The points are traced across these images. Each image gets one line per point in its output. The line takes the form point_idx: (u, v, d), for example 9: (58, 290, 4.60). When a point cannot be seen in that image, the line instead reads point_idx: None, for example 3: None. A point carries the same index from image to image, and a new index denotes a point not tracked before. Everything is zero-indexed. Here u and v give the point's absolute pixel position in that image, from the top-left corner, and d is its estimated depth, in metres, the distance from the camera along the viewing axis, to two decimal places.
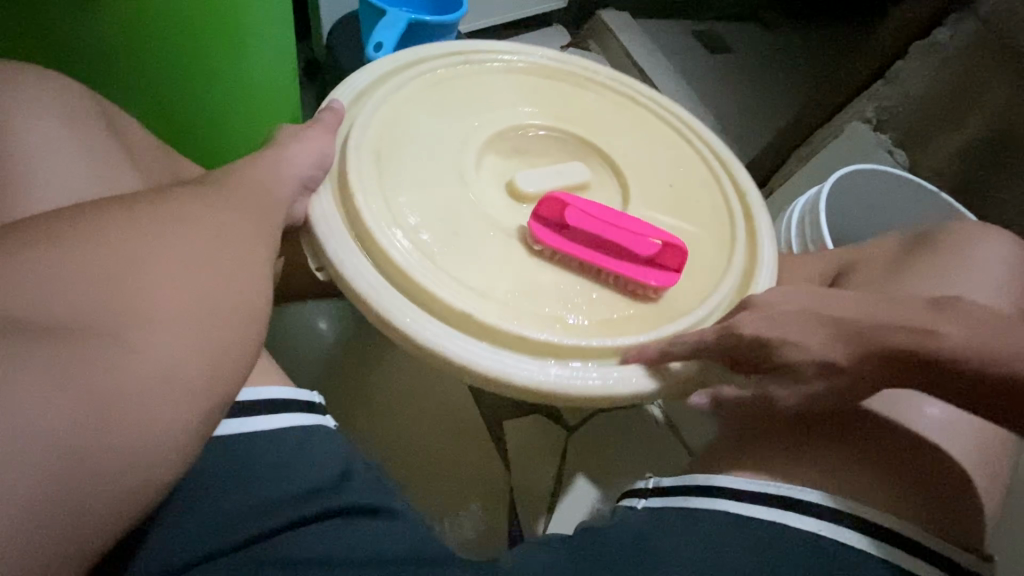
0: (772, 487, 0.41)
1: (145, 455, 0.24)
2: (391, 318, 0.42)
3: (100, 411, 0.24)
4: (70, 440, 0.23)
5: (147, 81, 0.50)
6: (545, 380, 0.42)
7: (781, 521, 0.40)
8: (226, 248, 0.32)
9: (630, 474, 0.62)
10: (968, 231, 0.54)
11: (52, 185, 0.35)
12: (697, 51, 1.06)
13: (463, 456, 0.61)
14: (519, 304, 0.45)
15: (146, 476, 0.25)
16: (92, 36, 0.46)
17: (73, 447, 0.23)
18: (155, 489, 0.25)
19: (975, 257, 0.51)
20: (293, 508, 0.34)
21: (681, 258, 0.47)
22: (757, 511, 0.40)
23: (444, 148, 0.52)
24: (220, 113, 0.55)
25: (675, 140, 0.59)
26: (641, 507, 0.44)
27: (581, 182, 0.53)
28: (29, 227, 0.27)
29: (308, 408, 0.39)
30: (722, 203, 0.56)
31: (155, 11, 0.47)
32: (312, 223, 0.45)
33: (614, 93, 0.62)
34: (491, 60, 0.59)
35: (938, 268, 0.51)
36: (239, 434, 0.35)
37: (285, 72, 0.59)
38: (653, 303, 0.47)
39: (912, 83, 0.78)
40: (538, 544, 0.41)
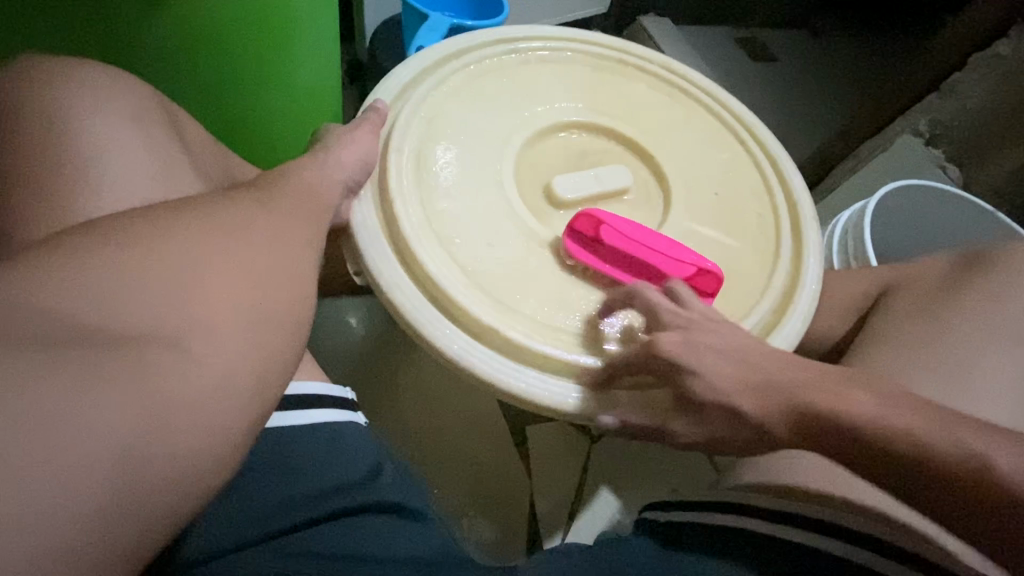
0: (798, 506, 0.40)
1: (199, 458, 0.25)
2: (425, 330, 0.44)
3: (157, 413, 0.24)
4: (129, 440, 0.23)
5: (204, 79, 0.53)
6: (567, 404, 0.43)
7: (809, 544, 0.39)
8: (274, 250, 0.33)
9: (652, 490, 0.61)
10: None
11: (119, 187, 0.37)
12: (740, 57, 1.04)
13: (484, 460, 0.61)
14: (551, 317, 0.45)
15: (199, 478, 0.25)
16: (156, 37, 0.49)
17: (131, 446, 0.23)
18: (208, 490, 0.26)
19: None
20: (329, 502, 0.35)
21: (715, 285, 0.47)
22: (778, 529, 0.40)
23: (485, 153, 0.52)
24: (268, 113, 0.57)
25: (725, 143, 0.58)
26: (664, 520, 0.43)
27: (619, 189, 0.53)
28: (100, 229, 0.29)
29: (340, 404, 0.40)
30: (767, 212, 0.55)
31: (211, 15, 0.49)
32: (353, 229, 0.46)
33: (661, 91, 0.60)
34: (540, 57, 0.59)
35: (994, 290, 0.48)
36: (279, 429, 0.36)
37: (333, 67, 0.60)
38: None
39: (969, 96, 0.75)
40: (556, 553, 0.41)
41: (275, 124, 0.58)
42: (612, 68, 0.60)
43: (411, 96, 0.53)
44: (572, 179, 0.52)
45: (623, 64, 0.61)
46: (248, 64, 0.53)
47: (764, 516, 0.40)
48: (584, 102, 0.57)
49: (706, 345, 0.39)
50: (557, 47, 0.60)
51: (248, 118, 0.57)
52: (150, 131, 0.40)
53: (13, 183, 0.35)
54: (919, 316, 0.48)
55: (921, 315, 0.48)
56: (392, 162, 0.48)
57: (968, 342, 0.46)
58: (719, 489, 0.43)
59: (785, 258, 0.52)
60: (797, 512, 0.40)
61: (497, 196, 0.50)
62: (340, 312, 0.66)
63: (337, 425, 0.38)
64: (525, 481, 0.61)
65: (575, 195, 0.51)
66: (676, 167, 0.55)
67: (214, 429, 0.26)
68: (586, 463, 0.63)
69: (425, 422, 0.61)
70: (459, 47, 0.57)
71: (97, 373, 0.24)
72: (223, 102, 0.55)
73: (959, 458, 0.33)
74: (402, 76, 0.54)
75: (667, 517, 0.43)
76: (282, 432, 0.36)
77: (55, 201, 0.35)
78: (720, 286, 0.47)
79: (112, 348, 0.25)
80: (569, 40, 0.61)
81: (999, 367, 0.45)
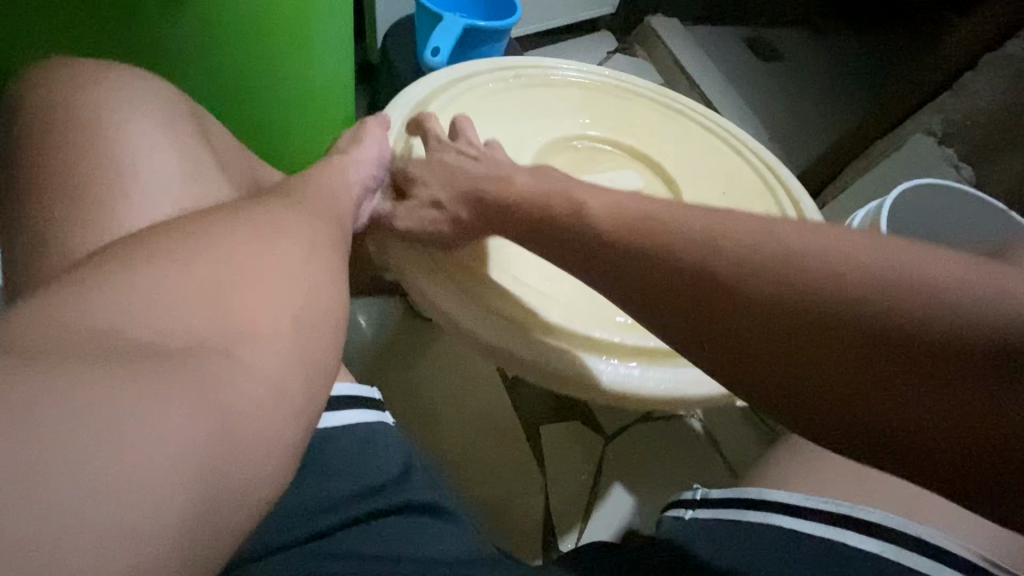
0: (831, 504, 0.40)
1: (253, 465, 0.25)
2: (453, 317, 0.44)
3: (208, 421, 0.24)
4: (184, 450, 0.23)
5: (226, 84, 0.53)
6: (604, 378, 0.44)
7: (843, 541, 0.38)
8: (307, 252, 0.33)
9: (667, 486, 0.62)
10: None
11: (152, 192, 0.37)
12: (748, 58, 1.04)
13: (500, 458, 0.61)
14: (579, 304, 0.47)
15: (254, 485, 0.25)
16: (180, 43, 0.49)
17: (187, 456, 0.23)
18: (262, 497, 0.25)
19: None
20: (367, 503, 0.36)
21: None
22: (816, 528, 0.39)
23: (499, 156, 0.53)
24: (287, 116, 0.58)
25: (726, 147, 0.59)
26: (689, 517, 0.43)
27: (631, 190, 0.53)
28: (141, 241, 0.29)
29: (370, 406, 0.39)
30: (778, 210, 0.55)
31: (233, 19, 0.49)
32: (379, 227, 0.46)
33: (664, 100, 0.61)
34: (539, 70, 0.60)
35: None
36: (321, 430, 0.36)
37: (343, 70, 0.60)
38: None
39: (983, 95, 0.75)
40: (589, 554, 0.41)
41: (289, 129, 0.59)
42: (612, 79, 0.61)
43: (422, 107, 0.53)
44: (587, 179, 0.53)
45: (620, 78, 0.62)
46: (269, 68, 0.53)
47: (800, 515, 0.40)
48: (590, 110, 0.58)
49: (439, 161, 0.45)
50: (556, 64, 0.61)
51: (268, 123, 0.57)
52: (177, 140, 0.40)
53: (50, 196, 0.35)
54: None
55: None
56: (413, 160, 0.49)
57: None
58: (749, 487, 0.43)
59: None
60: (830, 510, 0.40)
61: None
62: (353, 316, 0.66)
63: (375, 428, 0.38)
64: (541, 479, 0.61)
65: (589, 194, 0.52)
66: (681, 171, 0.56)
67: (266, 435, 0.26)
68: (600, 461, 0.63)
69: (443, 419, 0.62)
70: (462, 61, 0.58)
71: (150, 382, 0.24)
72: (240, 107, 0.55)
73: None
74: (413, 87, 0.55)
75: (693, 515, 0.43)
76: (321, 434, 0.36)
77: (90, 206, 0.35)
78: None
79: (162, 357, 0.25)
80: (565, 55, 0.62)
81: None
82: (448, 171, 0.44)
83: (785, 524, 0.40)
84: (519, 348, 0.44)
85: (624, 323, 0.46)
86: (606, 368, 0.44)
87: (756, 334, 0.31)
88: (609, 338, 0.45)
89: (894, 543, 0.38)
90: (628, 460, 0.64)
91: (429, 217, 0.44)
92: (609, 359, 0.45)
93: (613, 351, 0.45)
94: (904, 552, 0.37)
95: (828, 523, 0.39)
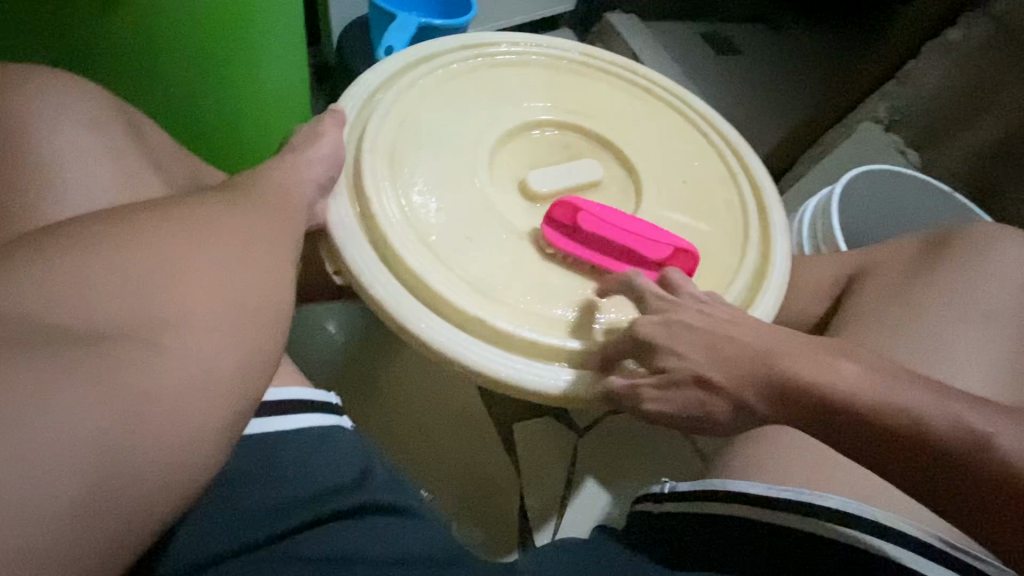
0: (795, 492, 0.39)
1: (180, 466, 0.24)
2: (405, 323, 0.43)
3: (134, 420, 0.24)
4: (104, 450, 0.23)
5: (167, 87, 0.51)
6: (557, 386, 0.43)
7: (804, 527, 0.38)
8: (249, 249, 0.32)
9: (642, 480, 0.62)
10: (985, 233, 0.53)
11: (81, 191, 0.36)
12: (707, 52, 1.06)
13: (473, 458, 0.61)
14: (537, 308, 0.46)
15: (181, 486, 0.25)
16: (116, 47, 0.47)
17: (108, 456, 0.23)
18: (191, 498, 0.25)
19: (995, 261, 0.50)
20: (308, 508, 0.34)
21: (691, 264, 0.47)
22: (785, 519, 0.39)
23: (459, 149, 0.52)
24: (234, 117, 0.56)
25: (690, 134, 0.59)
26: (657, 511, 0.43)
27: (592, 181, 0.53)
28: (61, 232, 0.28)
29: (324, 409, 0.38)
30: (737, 199, 0.56)
31: (171, 19, 0.47)
32: (330, 228, 0.45)
33: (627, 88, 0.61)
34: (504, 55, 0.59)
35: (956, 272, 0.50)
36: (248, 436, 0.34)
37: (294, 69, 0.59)
38: None
39: (924, 84, 0.77)
40: (551, 548, 0.41)
41: (237, 128, 0.57)
42: (578, 63, 0.61)
43: (380, 96, 0.53)
44: (546, 172, 0.52)
45: (587, 62, 0.61)
46: (213, 69, 0.52)
47: (762, 504, 0.40)
48: (552, 99, 0.58)
49: (680, 322, 0.39)
50: (521, 48, 0.60)
51: (215, 126, 0.56)
52: (107, 135, 0.39)
53: None
54: (890, 304, 0.50)
55: (890, 303, 0.50)
56: (366, 159, 0.48)
57: (940, 328, 0.47)
58: (715, 478, 0.43)
59: (756, 242, 0.53)
60: (796, 499, 0.39)
61: (474, 192, 0.50)
62: (320, 322, 0.65)
63: (312, 429, 0.37)
64: (514, 479, 0.61)
65: (549, 187, 0.51)
66: (643, 159, 0.56)
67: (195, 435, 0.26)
68: (574, 459, 0.63)
69: (412, 422, 0.61)
70: (423, 49, 0.57)
71: (78, 382, 0.24)
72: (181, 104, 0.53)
73: (953, 430, 0.33)
74: (371, 76, 0.54)
75: (664, 508, 0.43)
76: (261, 438, 0.35)
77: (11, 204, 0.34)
78: (696, 266, 0.48)
79: (90, 358, 0.24)
80: (531, 38, 0.61)
81: (971, 349, 0.46)
82: (704, 338, 0.38)
83: (750, 514, 0.40)
84: (473, 355, 0.43)
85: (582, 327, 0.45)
86: (560, 377, 0.43)
87: (884, 438, 0.34)
88: (562, 344, 0.44)
89: (859, 529, 0.38)
90: (599, 457, 0.64)
91: (688, 397, 0.38)
92: (563, 368, 0.44)
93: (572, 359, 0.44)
94: (865, 536, 0.37)
95: (803, 514, 0.39)
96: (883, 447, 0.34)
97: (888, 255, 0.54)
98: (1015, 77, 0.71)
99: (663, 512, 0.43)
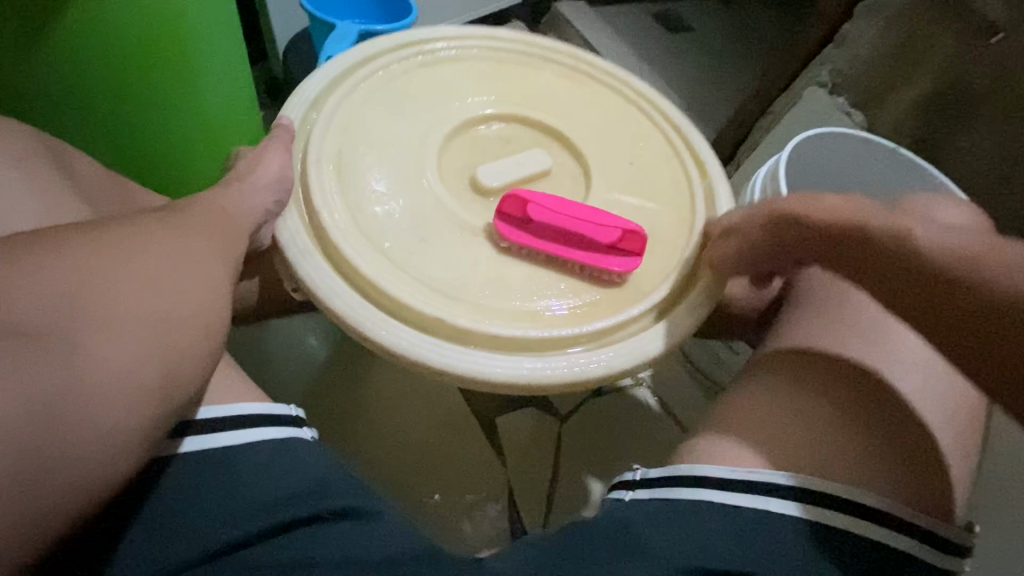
0: (755, 474, 0.40)
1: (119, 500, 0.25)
2: (367, 332, 0.44)
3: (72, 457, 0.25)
4: None
5: (103, 115, 0.50)
6: (519, 374, 0.44)
7: (765, 508, 0.39)
8: (189, 281, 0.33)
9: (625, 461, 0.64)
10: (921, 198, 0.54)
11: (15, 227, 0.36)
12: (657, 32, 1.07)
13: (455, 456, 0.62)
14: (495, 303, 0.46)
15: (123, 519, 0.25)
16: (47, 77, 0.47)
17: None
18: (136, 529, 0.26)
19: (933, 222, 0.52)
20: (261, 519, 0.34)
21: (640, 244, 0.48)
22: (741, 500, 0.39)
23: (405, 152, 0.52)
24: (176, 141, 0.55)
25: (634, 115, 0.60)
26: (628, 499, 0.43)
27: (541, 171, 0.54)
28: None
29: (282, 423, 0.39)
30: (683, 177, 0.56)
31: (99, 46, 0.47)
32: (281, 244, 0.46)
33: (569, 76, 0.62)
34: (441, 53, 0.59)
35: None
36: (182, 455, 0.35)
37: (240, 87, 0.59)
38: (619, 286, 0.49)
39: (863, 45, 0.78)
40: (522, 545, 0.41)
41: (170, 155, 0.56)
42: (519, 54, 0.62)
43: (322, 107, 0.53)
44: (494, 167, 0.53)
45: (528, 52, 0.62)
46: (149, 94, 0.51)
47: (726, 487, 0.40)
48: (494, 93, 0.58)
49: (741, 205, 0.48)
50: (460, 44, 0.60)
51: (158, 152, 0.55)
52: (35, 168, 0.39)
53: None
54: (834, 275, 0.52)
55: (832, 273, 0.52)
56: (312, 174, 0.48)
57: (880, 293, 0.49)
58: (682, 463, 0.43)
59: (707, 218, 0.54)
60: (753, 480, 0.40)
61: (424, 194, 0.51)
62: (299, 336, 0.67)
63: (248, 445, 0.36)
64: (500, 471, 0.62)
65: (498, 181, 0.52)
66: (589, 143, 0.57)
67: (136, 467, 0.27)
68: (559, 443, 0.65)
69: (394, 426, 0.62)
70: (360, 54, 0.57)
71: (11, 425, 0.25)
72: (111, 135, 0.52)
73: (904, 241, 0.37)
74: (310, 88, 0.54)
75: (634, 496, 0.43)
76: (206, 453, 0.35)
77: None
78: (645, 245, 0.49)
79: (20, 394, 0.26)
80: (466, 32, 0.61)
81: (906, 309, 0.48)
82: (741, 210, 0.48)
83: (715, 498, 0.40)
84: (432, 353, 0.44)
85: (546, 316, 0.46)
86: (522, 365, 0.44)
87: (893, 265, 0.37)
88: (520, 333, 0.45)
89: (811, 504, 0.39)
90: (581, 441, 0.65)
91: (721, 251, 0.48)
92: (525, 356, 0.45)
93: (533, 347, 0.45)
94: (817, 511, 0.38)
95: (757, 494, 0.39)
96: (901, 274, 0.37)
97: None
98: (947, 31, 0.72)
99: (628, 500, 0.42)
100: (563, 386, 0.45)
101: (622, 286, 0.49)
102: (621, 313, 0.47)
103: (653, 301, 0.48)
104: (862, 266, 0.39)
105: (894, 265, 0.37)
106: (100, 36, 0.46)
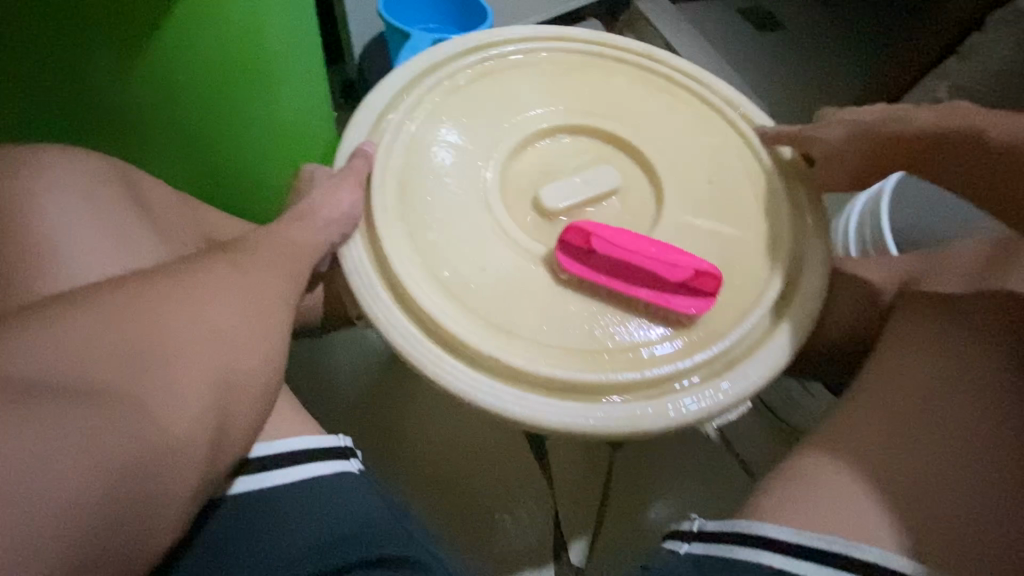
0: (822, 541, 0.36)
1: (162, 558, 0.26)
2: (420, 364, 0.43)
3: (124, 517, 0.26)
4: None
5: (186, 129, 0.52)
6: (580, 424, 0.41)
7: None
8: None
9: (683, 493, 0.61)
10: None
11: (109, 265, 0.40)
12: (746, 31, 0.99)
13: (507, 469, 0.62)
14: (551, 341, 0.44)
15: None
16: (135, 94, 0.48)
17: None
18: None
19: None
20: (313, 561, 0.34)
21: (715, 285, 0.45)
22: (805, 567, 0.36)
23: (467, 173, 0.51)
24: (254, 153, 0.56)
25: (718, 127, 0.55)
26: (683, 552, 0.39)
27: (608, 189, 0.51)
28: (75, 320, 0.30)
29: (333, 455, 0.39)
30: (770, 196, 0.51)
31: (184, 61, 0.47)
32: (346, 271, 0.46)
33: (645, 82, 0.57)
34: (508, 61, 0.57)
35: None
36: (232, 497, 0.36)
37: (316, 96, 0.59)
38: (688, 328, 0.45)
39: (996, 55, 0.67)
40: None
41: (244, 170, 0.57)
42: (595, 58, 0.58)
43: (388, 121, 0.52)
44: (559, 185, 0.50)
45: (603, 55, 0.58)
46: (228, 106, 0.52)
47: (786, 550, 0.36)
48: (563, 103, 0.55)
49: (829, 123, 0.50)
50: (531, 48, 0.57)
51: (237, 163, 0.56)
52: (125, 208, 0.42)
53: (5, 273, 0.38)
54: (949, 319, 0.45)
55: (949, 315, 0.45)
56: (376, 192, 0.48)
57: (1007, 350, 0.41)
58: (742, 518, 0.39)
59: (792, 249, 0.49)
60: (820, 547, 0.36)
61: (485, 219, 0.49)
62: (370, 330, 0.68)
63: (300, 483, 0.37)
64: (547, 495, 0.61)
65: (563, 201, 0.49)
66: (665, 159, 0.53)
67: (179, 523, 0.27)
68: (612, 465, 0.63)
69: (445, 435, 0.62)
70: (430, 61, 0.56)
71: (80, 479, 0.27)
72: (193, 148, 0.53)
73: (940, 128, 0.46)
74: (378, 98, 0.53)
75: (688, 548, 0.40)
76: (259, 493, 0.36)
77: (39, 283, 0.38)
78: (720, 285, 0.45)
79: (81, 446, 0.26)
80: (536, 37, 0.58)
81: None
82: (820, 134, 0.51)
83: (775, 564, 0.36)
84: (483, 395, 0.42)
85: (604, 359, 0.44)
86: (583, 416, 0.42)
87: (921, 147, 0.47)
88: (576, 376, 0.42)
89: None
90: (637, 466, 0.63)
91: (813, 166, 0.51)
92: (586, 403, 0.42)
93: (590, 392, 0.43)
94: None
95: (828, 565, 0.36)
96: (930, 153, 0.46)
97: (949, 258, 0.49)
98: None
99: (682, 553, 0.39)
100: (621, 432, 0.41)
101: (690, 327, 0.45)
102: (685, 358, 0.43)
103: (725, 348, 0.44)
104: (915, 155, 0.47)
105: (935, 148, 0.46)
106: (184, 51, 0.47)
